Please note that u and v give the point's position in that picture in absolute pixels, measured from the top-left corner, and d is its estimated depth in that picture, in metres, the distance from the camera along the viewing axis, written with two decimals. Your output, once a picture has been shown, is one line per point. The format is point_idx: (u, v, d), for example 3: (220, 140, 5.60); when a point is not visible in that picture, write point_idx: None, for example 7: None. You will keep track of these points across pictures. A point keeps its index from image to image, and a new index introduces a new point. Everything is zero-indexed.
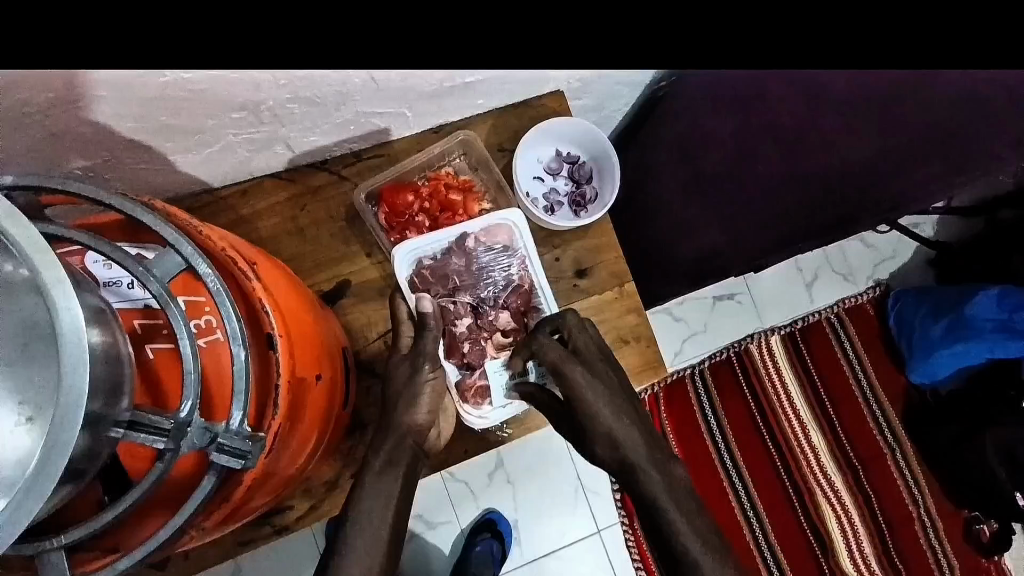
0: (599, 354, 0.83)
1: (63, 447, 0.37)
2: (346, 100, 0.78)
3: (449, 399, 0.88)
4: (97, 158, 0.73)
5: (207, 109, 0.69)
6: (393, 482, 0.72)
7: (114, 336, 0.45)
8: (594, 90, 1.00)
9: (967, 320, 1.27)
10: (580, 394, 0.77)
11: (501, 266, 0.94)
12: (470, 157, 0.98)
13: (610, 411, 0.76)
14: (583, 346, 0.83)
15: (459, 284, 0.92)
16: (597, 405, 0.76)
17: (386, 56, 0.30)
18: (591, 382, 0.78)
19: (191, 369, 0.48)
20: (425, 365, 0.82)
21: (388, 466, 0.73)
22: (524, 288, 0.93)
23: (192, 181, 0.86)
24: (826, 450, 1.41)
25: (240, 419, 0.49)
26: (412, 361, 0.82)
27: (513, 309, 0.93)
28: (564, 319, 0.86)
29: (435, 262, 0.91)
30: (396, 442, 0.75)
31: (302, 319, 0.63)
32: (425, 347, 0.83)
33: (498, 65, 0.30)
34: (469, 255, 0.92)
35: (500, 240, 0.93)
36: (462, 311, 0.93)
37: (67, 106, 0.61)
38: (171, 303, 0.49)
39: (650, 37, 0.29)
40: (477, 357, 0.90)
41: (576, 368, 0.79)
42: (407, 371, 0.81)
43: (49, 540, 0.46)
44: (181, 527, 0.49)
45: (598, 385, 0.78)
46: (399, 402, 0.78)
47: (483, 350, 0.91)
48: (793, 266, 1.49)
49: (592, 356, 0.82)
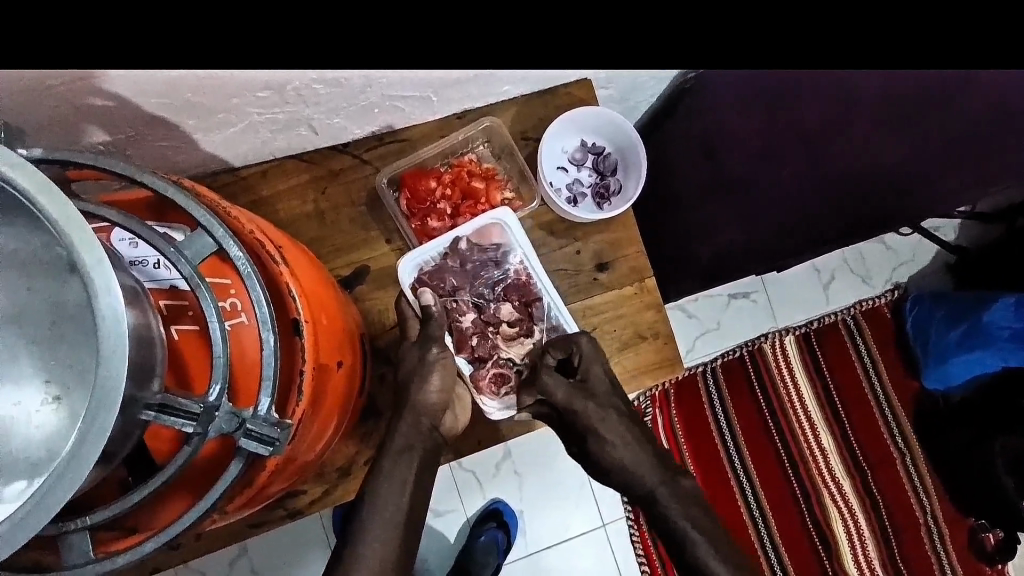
0: (608, 382, 0.84)
1: (100, 431, 0.36)
2: (371, 83, 0.76)
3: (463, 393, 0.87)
4: (119, 133, 0.72)
5: (233, 87, 0.68)
6: (410, 467, 0.72)
7: (146, 317, 0.44)
8: (622, 80, 0.97)
9: (984, 327, 1.28)
10: (596, 429, 0.80)
11: (496, 263, 0.92)
12: (493, 144, 0.97)
13: (625, 443, 0.80)
14: (596, 378, 0.83)
15: (457, 285, 0.90)
16: (614, 434, 0.80)
17: (422, 50, 0.28)
18: (605, 416, 0.80)
19: (219, 353, 0.47)
20: (434, 347, 0.81)
21: (405, 449, 0.74)
22: (523, 281, 0.91)
23: (212, 161, 0.85)
24: (836, 454, 1.40)
25: (268, 406, 0.48)
26: (421, 346, 0.81)
27: (515, 301, 0.91)
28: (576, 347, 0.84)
29: (432, 266, 0.88)
30: (412, 426, 0.76)
31: (327, 302, 0.63)
32: (435, 331, 0.82)
33: (534, 54, 0.29)
34: (464, 258, 0.90)
35: (494, 239, 0.90)
36: (465, 307, 0.91)
37: (89, 79, 0.59)
38: (201, 285, 0.48)
39: (698, 27, 0.28)
40: (487, 349, 0.90)
41: (586, 404, 0.80)
42: (416, 356, 0.81)
43: (73, 522, 0.46)
44: (206, 512, 0.49)
45: (606, 416, 0.81)
46: (414, 381, 0.79)
47: (490, 341, 0.90)
48: (810, 266, 1.47)
49: (601, 387, 0.83)
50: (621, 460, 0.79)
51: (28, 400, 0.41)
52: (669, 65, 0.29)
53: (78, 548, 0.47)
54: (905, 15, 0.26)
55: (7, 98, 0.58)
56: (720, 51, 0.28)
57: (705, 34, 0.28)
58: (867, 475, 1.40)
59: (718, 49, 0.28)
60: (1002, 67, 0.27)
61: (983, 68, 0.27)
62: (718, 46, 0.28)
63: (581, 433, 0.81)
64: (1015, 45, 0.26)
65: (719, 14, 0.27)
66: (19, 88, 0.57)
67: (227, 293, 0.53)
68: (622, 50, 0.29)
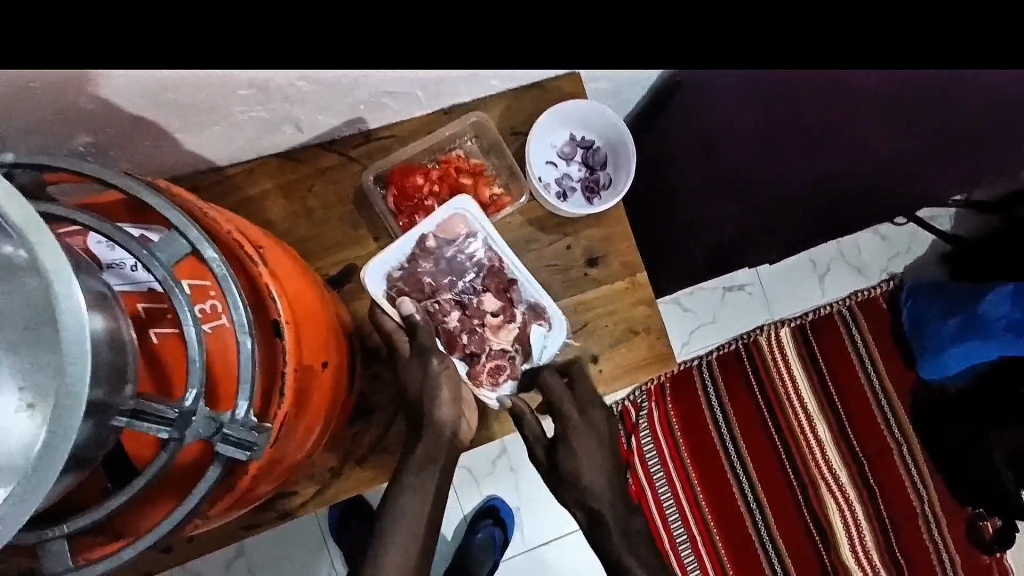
0: (597, 404, 0.87)
1: (65, 438, 0.35)
2: (359, 80, 0.75)
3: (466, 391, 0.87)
4: (101, 135, 0.71)
5: (215, 86, 0.67)
6: (432, 479, 0.76)
7: (117, 321, 0.43)
8: (613, 74, 0.96)
9: (978, 318, 1.26)
10: (570, 438, 0.83)
11: (465, 257, 0.91)
12: (482, 140, 0.95)
13: (594, 466, 0.82)
14: (587, 395, 0.87)
15: (435, 285, 0.90)
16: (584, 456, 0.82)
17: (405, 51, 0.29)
18: (581, 430, 0.83)
19: (196, 357, 0.47)
20: (433, 359, 0.81)
21: (427, 462, 0.77)
22: (496, 268, 0.90)
23: (198, 161, 0.84)
24: (833, 446, 1.39)
25: (246, 409, 0.48)
26: (421, 359, 0.81)
27: (493, 289, 0.90)
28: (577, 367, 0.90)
29: (405, 271, 0.88)
30: (433, 439, 0.78)
31: (310, 303, 0.62)
32: (425, 341, 0.82)
33: (509, 54, 0.29)
34: (435, 255, 0.89)
35: (458, 231, 0.90)
36: (448, 306, 0.90)
37: (68, 82, 0.58)
38: (175, 288, 0.47)
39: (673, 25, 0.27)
40: (476, 343, 0.89)
41: (573, 418, 0.84)
42: (419, 372, 0.80)
43: (51, 529, 0.45)
44: (186, 517, 0.49)
45: (586, 438, 0.83)
46: (427, 400, 0.79)
47: (479, 335, 0.89)
48: (807, 258, 1.44)
49: (591, 406, 0.86)
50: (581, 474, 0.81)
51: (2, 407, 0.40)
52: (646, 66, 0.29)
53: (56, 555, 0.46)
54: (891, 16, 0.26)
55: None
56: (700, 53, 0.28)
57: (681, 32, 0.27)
58: (864, 467, 1.39)
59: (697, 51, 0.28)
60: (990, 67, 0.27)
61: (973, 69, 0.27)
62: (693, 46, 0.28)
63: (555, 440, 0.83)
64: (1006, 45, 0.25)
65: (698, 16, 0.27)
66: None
67: (206, 295, 0.52)
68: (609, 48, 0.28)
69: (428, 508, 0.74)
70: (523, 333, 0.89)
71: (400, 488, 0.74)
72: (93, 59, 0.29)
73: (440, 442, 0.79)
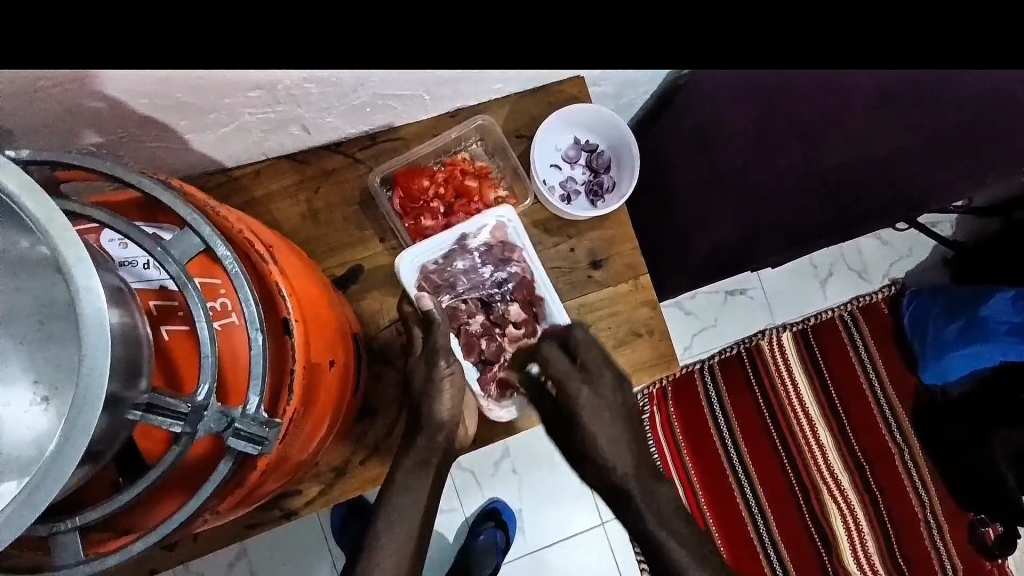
0: (606, 368, 0.84)
1: (83, 429, 0.36)
2: (363, 81, 0.76)
3: (472, 398, 0.88)
4: (111, 135, 0.72)
5: (223, 87, 0.68)
6: (423, 482, 0.76)
7: (133, 316, 0.44)
8: (615, 77, 0.97)
9: (980, 322, 1.27)
10: (581, 417, 0.81)
11: (500, 263, 0.91)
12: (487, 143, 0.97)
13: (608, 437, 0.80)
14: (592, 363, 0.84)
15: (465, 284, 0.91)
16: (598, 427, 0.81)
17: (403, 51, 0.29)
18: (594, 403, 0.81)
19: (208, 353, 0.47)
20: (441, 361, 0.82)
21: (419, 465, 0.77)
22: (528, 281, 0.90)
23: (205, 162, 0.85)
24: (835, 450, 1.40)
25: (257, 405, 0.48)
26: (428, 358, 0.82)
27: (521, 301, 0.91)
28: (575, 330, 0.85)
29: (440, 265, 0.89)
30: (427, 441, 0.79)
31: (318, 303, 0.62)
32: (438, 341, 0.82)
33: (509, 51, 0.29)
34: (471, 255, 0.91)
35: (496, 239, 0.90)
36: (473, 308, 0.92)
37: (77, 81, 0.59)
38: (188, 285, 0.48)
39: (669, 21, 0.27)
40: (494, 351, 0.90)
41: (581, 391, 0.81)
42: (424, 371, 0.82)
43: (64, 523, 0.46)
44: (197, 511, 0.50)
45: (599, 409, 0.81)
46: (426, 401, 0.80)
47: (499, 342, 0.91)
48: (805, 262, 1.49)
49: (598, 371, 0.83)
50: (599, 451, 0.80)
51: (18, 401, 0.41)
52: (655, 66, 0.29)
53: (69, 549, 0.47)
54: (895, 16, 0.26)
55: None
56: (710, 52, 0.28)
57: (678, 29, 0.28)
58: (865, 471, 1.40)
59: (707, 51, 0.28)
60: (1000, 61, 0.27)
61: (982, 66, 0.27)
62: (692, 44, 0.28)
63: (569, 419, 0.82)
64: (1011, 43, 0.26)
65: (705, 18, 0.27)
66: (10, 90, 0.57)
67: (217, 293, 0.53)
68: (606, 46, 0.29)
69: (429, 503, 0.76)
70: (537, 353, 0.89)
71: (395, 487, 0.75)
72: (95, 50, 0.29)
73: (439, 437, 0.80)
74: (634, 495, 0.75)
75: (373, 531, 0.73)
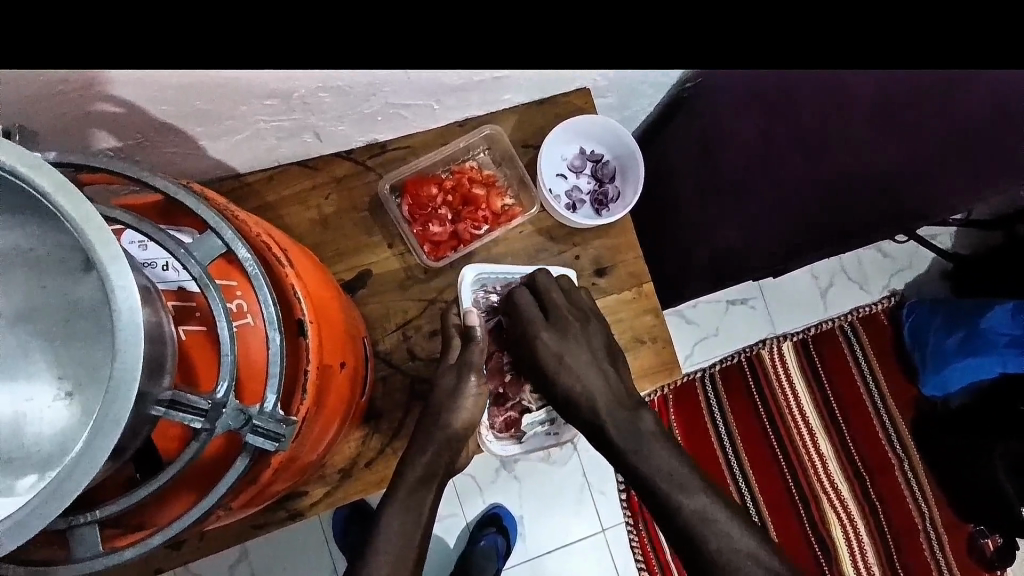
0: (572, 315, 0.87)
1: (114, 423, 0.38)
2: (375, 91, 0.78)
3: (482, 429, 0.94)
4: (128, 140, 0.74)
5: (239, 95, 0.70)
6: (426, 496, 0.77)
7: (158, 315, 0.45)
8: (620, 89, 1.00)
9: (980, 333, 1.27)
10: (544, 359, 0.85)
11: None
12: (494, 152, 0.99)
13: (572, 376, 0.83)
14: (554, 308, 0.87)
15: None
16: (563, 370, 0.84)
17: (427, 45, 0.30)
18: (557, 345, 0.85)
19: (227, 352, 0.49)
20: (471, 375, 0.85)
21: (422, 481, 0.78)
22: None
23: (219, 167, 0.87)
24: (835, 459, 1.40)
25: (274, 403, 0.50)
26: (459, 371, 0.85)
27: None
28: (540, 279, 0.90)
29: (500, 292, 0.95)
30: (435, 456, 0.80)
31: (330, 306, 0.64)
32: (473, 358, 0.86)
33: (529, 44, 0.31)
34: None
35: None
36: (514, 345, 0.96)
37: (99, 85, 0.61)
38: (209, 285, 0.50)
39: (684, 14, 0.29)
40: (512, 391, 0.97)
41: (543, 335, 0.86)
42: (452, 381, 0.84)
43: (83, 515, 0.47)
44: (212, 507, 0.51)
45: (560, 352, 0.84)
46: (443, 416, 0.82)
47: (520, 384, 0.97)
48: (807, 272, 1.47)
49: (563, 318, 0.87)
50: (570, 391, 0.83)
51: (40, 396, 0.42)
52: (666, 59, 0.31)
53: (87, 541, 0.48)
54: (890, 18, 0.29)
55: (14, 101, 0.59)
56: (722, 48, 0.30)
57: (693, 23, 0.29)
58: (866, 481, 1.40)
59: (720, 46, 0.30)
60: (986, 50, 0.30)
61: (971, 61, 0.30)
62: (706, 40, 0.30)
63: (536, 362, 0.86)
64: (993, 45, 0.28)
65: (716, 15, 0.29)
66: (34, 94, 0.59)
67: (234, 294, 0.54)
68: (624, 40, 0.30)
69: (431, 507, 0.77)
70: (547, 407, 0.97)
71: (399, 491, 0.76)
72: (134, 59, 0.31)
73: (446, 444, 0.82)
74: (638, 480, 0.75)
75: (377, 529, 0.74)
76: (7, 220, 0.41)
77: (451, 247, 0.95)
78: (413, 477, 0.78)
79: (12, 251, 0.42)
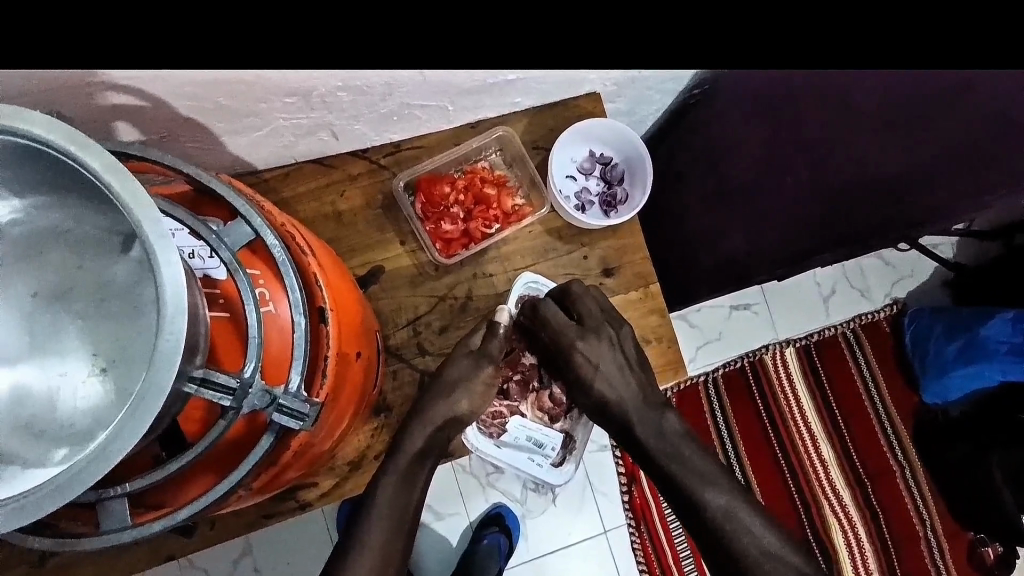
0: (605, 321, 0.87)
1: (160, 389, 0.40)
2: (392, 91, 0.80)
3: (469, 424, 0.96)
4: (153, 134, 0.76)
5: (262, 92, 0.72)
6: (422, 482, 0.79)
7: (195, 295, 0.47)
8: (629, 94, 1.02)
9: (981, 342, 1.29)
10: (577, 366, 0.85)
11: None
12: (506, 153, 1.02)
13: (607, 386, 0.84)
14: (589, 316, 0.86)
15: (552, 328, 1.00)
16: (593, 378, 0.84)
17: (465, 46, 0.33)
18: (594, 352, 0.85)
19: (253, 334, 0.53)
20: (489, 366, 0.87)
21: (411, 476, 0.79)
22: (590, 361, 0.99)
23: (237, 163, 0.89)
24: (836, 465, 1.42)
25: (298, 384, 0.54)
26: (477, 361, 0.86)
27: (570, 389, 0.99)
28: (573, 286, 0.88)
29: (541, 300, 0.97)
30: (437, 432, 0.83)
31: (348, 297, 0.65)
32: (492, 349, 0.87)
33: (561, 38, 0.34)
34: None
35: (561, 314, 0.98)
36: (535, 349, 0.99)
37: (131, 79, 0.63)
38: (239, 271, 0.54)
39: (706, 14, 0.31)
40: (516, 394, 0.99)
41: (577, 341, 0.85)
42: (470, 365, 0.86)
43: (112, 490, 0.50)
44: (237, 484, 0.53)
45: (595, 358, 0.84)
46: (456, 388, 0.85)
47: (525, 391, 1.00)
48: (811, 277, 1.48)
49: (596, 326, 0.86)
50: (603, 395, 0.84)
51: (74, 371, 0.44)
52: (687, 56, 0.33)
53: (115, 515, 0.51)
54: (897, 15, 0.30)
55: (45, 92, 0.61)
56: (739, 47, 0.33)
57: (715, 23, 0.32)
58: (866, 486, 1.41)
59: (738, 45, 0.32)
60: (1005, 65, 0.31)
61: (985, 63, 0.31)
62: (725, 43, 0.32)
63: (571, 371, 0.86)
64: (998, 41, 0.30)
65: (734, 15, 0.31)
66: (68, 85, 0.61)
67: (258, 282, 0.56)
68: (649, 45, 0.33)
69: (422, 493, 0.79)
70: (539, 424, 1.00)
71: (396, 479, 0.77)
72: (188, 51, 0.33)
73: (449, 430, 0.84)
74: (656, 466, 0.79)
75: (372, 507, 0.75)
76: (51, 200, 0.43)
77: (462, 245, 0.97)
78: (409, 463, 0.79)
79: (54, 231, 0.44)
